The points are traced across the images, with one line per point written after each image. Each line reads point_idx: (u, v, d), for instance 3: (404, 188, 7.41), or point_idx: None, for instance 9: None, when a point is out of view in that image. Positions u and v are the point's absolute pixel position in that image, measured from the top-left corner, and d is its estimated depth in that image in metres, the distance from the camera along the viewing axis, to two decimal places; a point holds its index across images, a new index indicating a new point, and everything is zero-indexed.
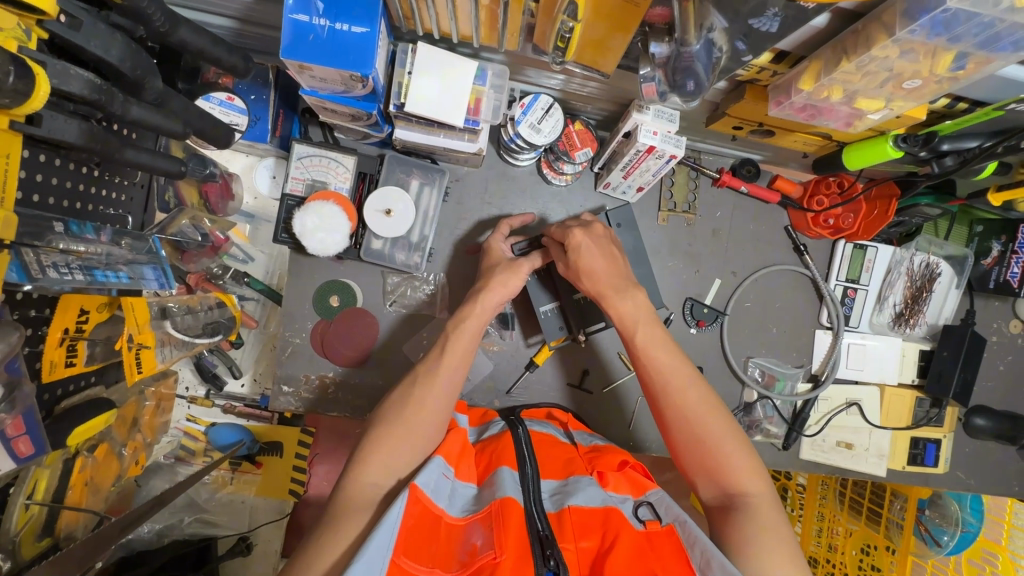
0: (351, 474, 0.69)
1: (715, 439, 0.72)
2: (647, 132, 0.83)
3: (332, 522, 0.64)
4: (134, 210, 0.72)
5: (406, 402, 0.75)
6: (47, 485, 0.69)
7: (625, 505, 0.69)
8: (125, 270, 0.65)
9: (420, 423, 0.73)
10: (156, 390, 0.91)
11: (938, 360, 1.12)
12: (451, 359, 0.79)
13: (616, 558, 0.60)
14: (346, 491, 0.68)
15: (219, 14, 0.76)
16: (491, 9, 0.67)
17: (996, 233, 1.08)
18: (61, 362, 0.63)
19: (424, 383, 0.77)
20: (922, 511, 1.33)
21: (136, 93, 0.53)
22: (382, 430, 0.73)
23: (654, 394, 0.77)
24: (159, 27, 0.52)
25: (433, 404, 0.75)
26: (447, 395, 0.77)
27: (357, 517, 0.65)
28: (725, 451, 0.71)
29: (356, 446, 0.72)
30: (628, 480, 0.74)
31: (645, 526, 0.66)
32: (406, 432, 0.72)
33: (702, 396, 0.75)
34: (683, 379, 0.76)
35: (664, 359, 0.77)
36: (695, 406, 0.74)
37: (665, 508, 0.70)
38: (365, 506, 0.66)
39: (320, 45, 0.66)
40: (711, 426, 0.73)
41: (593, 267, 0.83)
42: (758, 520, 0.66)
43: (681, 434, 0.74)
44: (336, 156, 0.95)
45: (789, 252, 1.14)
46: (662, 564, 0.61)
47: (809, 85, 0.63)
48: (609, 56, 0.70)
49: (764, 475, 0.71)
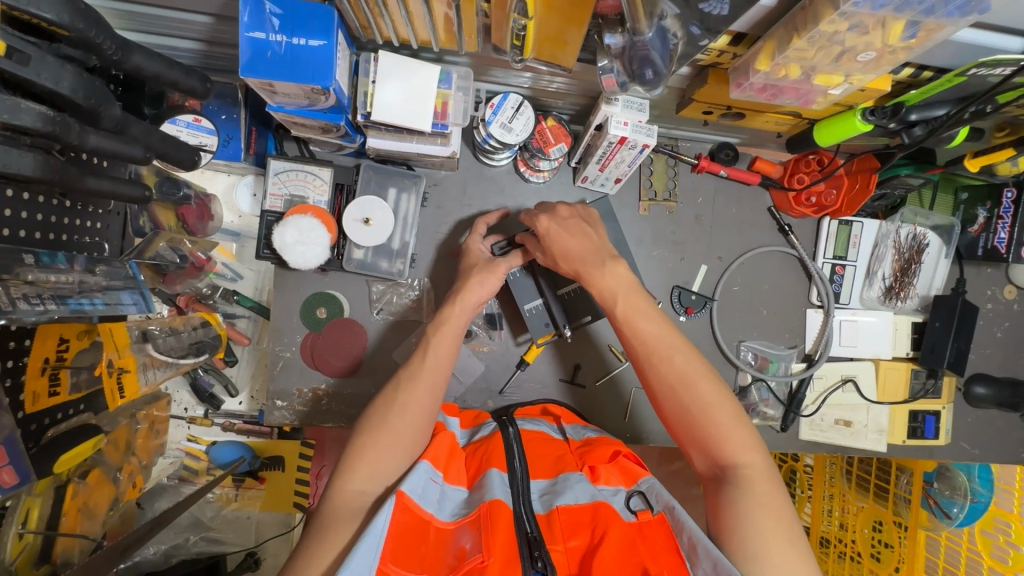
0: (337, 482, 0.70)
1: (704, 409, 0.71)
2: (617, 124, 0.83)
3: (320, 530, 0.65)
4: (111, 237, 0.71)
5: (392, 406, 0.76)
6: (40, 513, 0.70)
7: (615, 499, 0.69)
8: (101, 297, 0.64)
9: (406, 424, 0.74)
10: (148, 412, 0.93)
11: (931, 332, 1.11)
12: (433, 362, 0.80)
13: (605, 553, 0.61)
14: (333, 499, 0.69)
15: (185, 38, 0.78)
16: (445, 13, 0.67)
17: (981, 200, 1.07)
18: (44, 392, 0.65)
19: (408, 386, 0.77)
20: (931, 484, 1.33)
21: (93, 122, 0.53)
22: (368, 435, 0.73)
23: (642, 366, 0.77)
24: (111, 55, 0.52)
25: (418, 406, 0.76)
26: (431, 395, 0.77)
27: (345, 524, 0.66)
28: (715, 422, 0.71)
29: (344, 452, 0.73)
30: (619, 470, 0.75)
31: (636, 518, 0.67)
32: (392, 436, 0.73)
33: (690, 365, 0.74)
34: (670, 348, 0.75)
35: (648, 331, 0.76)
36: (681, 376, 0.73)
37: (656, 495, 0.70)
38: (351, 513, 0.67)
39: (279, 61, 0.67)
40: (700, 396, 0.72)
41: (573, 249, 0.83)
42: (749, 491, 0.65)
43: (671, 407, 0.74)
44: (313, 169, 0.96)
45: (774, 233, 1.14)
46: (652, 555, 0.62)
47: (766, 65, 0.63)
48: (568, 50, 0.70)
49: (757, 443, 0.70)
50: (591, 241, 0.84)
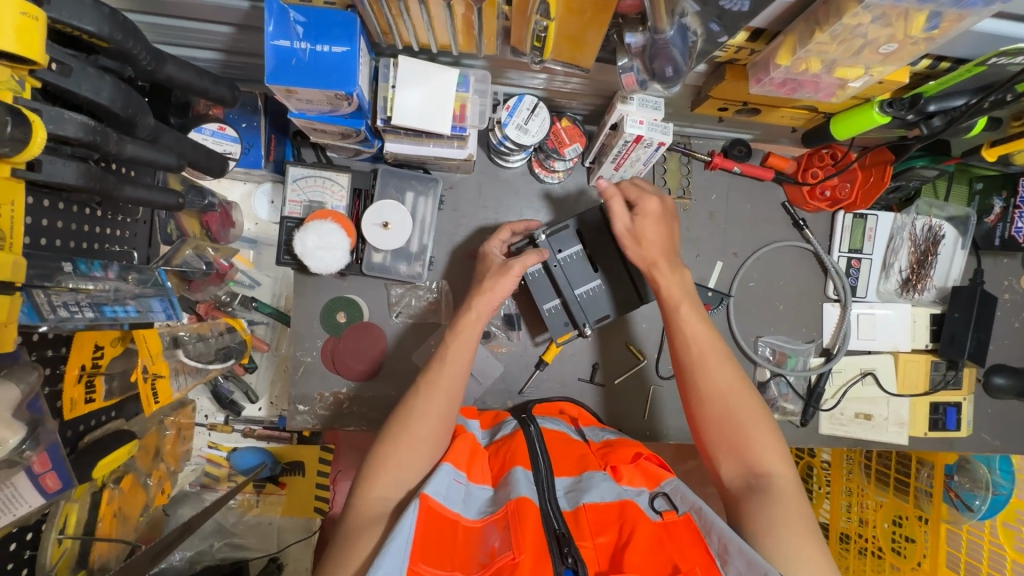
0: (360, 490, 0.71)
1: (741, 418, 0.73)
2: (633, 123, 0.84)
3: (345, 540, 0.66)
4: (139, 246, 0.72)
5: (410, 413, 0.76)
6: (78, 519, 0.71)
7: (640, 498, 0.70)
8: (133, 304, 0.65)
9: (425, 431, 0.74)
10: (175, 419, 0.94)
11: (950, 322, 1.10)
12: (450, 369, 0.80)
13: (635, 550, 0.61)
14: (356, 508, 0.69)
15: (209, 48, 0.80)
16: (465, 16, 0.68)
17: (997, 189, 1.07)
18: (81, 399, 0.66)
19: (426, 392, 0.78)
20: (951, 477, 1.32)
21: (130, 131, 0.54)
22: (386, 440, 0.74)
23: (685, 371, 0.79)
24: (146, 65, 0.53)
25: (436, 411, 0.76)
26: (449, 401, 0.78)
27: (368, 532, 0.66)
28: (750, 431, 0.73)
29: (364, 461, 0.74)
30: (641, 471, 0.75)
31: (662, 517, 0.68)
32: (409, 443, 0.73)
33: (733, 378, 0.77)
34: (715, 358, 0.78)
35: (697, 337, 0.80)
36: (723, 384, 0.76)
37: (682, 496, 0.71)
38: (374, 521, 0.67)
39: (303, 68, 0.67)
40: (738, 405, 0.74)
41: (654, 240, 0.87)
42: (780, 499, 0.66)
43: (708, 412, 0.76)
44: (330, 175, 0.97)
45: (789, 228, 1.15)
46: (681, 552, 0.63)
47: (786, 60, 0.63)
48: (586, 51, 0.71)
49: (787, 460, 0.72)
50: (671, 241, 0.88)
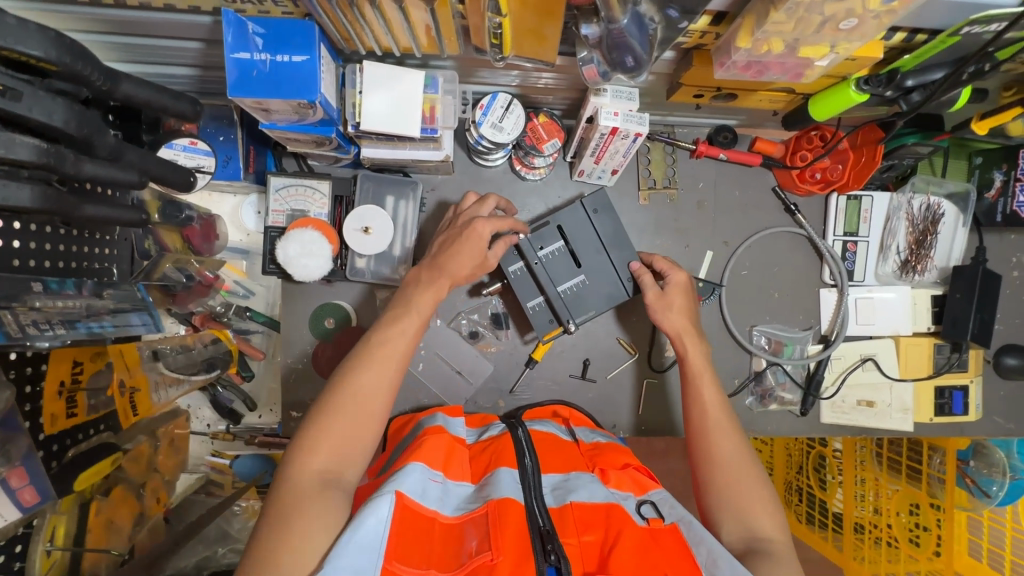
0: (292, 468, 0.66)
1: (747, 480, 0.72)
2: (607, 114, 0.84)
3: (277, 520, 0.61)
4: (121, 262, 0.71)
5: (345, 386, 0.72)
6: (66, 530, 0.74)
7: (627, 502, 0.70)
8: (109, 320, 0.69)
9: (362, 403, 0.72)
10: (167, 429, 0.99)
11: (951, 304, 1.06)
12: (393, 340, 0.77)
13: (622, 552, 0.61)
14: (287, 487, 0.65)
15: (183, 64, 0.82)
16: (423, 18, 0.68)
17: (997, 163, 1.02)
18: (61, 413, 0.71)
19: (363, 364, 0.75)
20: (967, 462, 1.30)
21: (88, 152, 0.55)
22: (326, 412, 0.71)
23: (696, 432, 0.79)
24: (100, 85, 0.54)
25: (375, 383, 0.73)
26: (387, 372, 0.75)
27: (302, 512, 0.62)
28: (755, 496, 0.71)
29: (296, 438, 0.70)
30: (632, 478, 0.75)
31: (648, 523, 0.67)
32: (345, 416, 0.70)
33: (743, 445, 0.76)
34: (728, 423, 0.78)
35: (711, 400, 0.80)
36: (733, 448, 0.75)
37: (669, 507, 0.71)
38: (306, 499, 0.63)
39: (265, 79, 0.68)
40: (745, 469, 0.73)
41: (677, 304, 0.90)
42: (783, 565, 0.63)
43: (714, 471, 0.74)
44: (312, 184, 0.98)
45: (780, 213, 1.12)
46: (667, 558, 0.62)
47: (746, 42, 0.61)
48: (547, 45, 0.70)
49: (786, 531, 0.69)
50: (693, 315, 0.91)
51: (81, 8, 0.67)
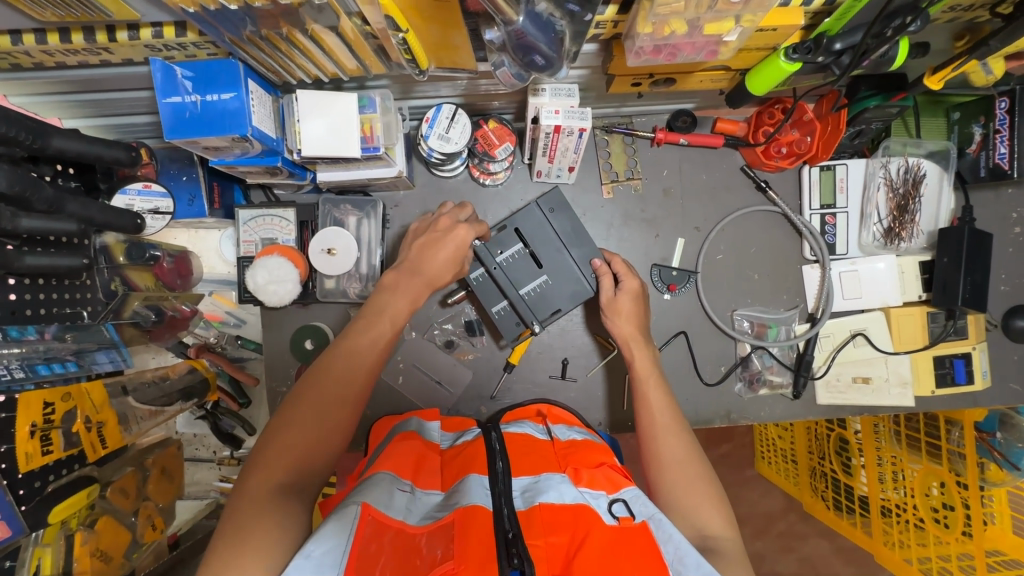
0: (251, 477, 0.64)
1: (694, 479, 0.73)
2: (548, 113, 0.83)
3: (234, 530, 0.58)
4: (92, 304, 0.86)
5: (308, 391, 0.72)
6: (53, 562, 0.76)
7: (597, 502, 0.69)
8: (73, 359, 0.82)
9: (325, 408, 0.71)
10: (155, 460, 1.03)
11: (940, 269, 1.00)
12: (355, 344, 0.77)
13: (587, 554, 0.60)
14: (244, 498, 0.62)
15: (139, 113, 0.87)
16: (338, 43, 0.70)
17: (975, 116, 0.97)
18: (37, 452, 0.72)
19: (324, 369, 0.74)
20: (993, 435, 1.20)
21: (26, 207, 0.60)
22: (288, 421, 0.69)
23: (647, 436, 0.79)
24: (30, 143, 0.59)
25: (338, 386, 0.73)
26: (350, 374, 0.74)
27: (261, 518, 0.59)
28: (703, 495, 0.71)
29: (256, 448, 0.68)
30: (604, 478, 0.74)
31: (618, 522, 0.66)
32: (307, 419, 0.69)
33: (691, 445, 0.77)
34: (677, 425, 0.79)
35: (660, 404, 0.81)
36: (682, 449, 0.76)
37: (640, 505, 0.69)
38: (264, 506, 0.61)
39: (197, 119, 0.72)
40: (693, 469, 0.74)
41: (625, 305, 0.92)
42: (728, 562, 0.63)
43: (665, 474, 0.74)
44: (277, 212, 1.02)
45: (752, 193, 1.09)
46: (636, 558, 0.59)
47: (645, 28, 0.61)
48: (462, 53, 0.71)
49: (734, 526, 0.70)
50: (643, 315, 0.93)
51: (30, 73, 0.72)
